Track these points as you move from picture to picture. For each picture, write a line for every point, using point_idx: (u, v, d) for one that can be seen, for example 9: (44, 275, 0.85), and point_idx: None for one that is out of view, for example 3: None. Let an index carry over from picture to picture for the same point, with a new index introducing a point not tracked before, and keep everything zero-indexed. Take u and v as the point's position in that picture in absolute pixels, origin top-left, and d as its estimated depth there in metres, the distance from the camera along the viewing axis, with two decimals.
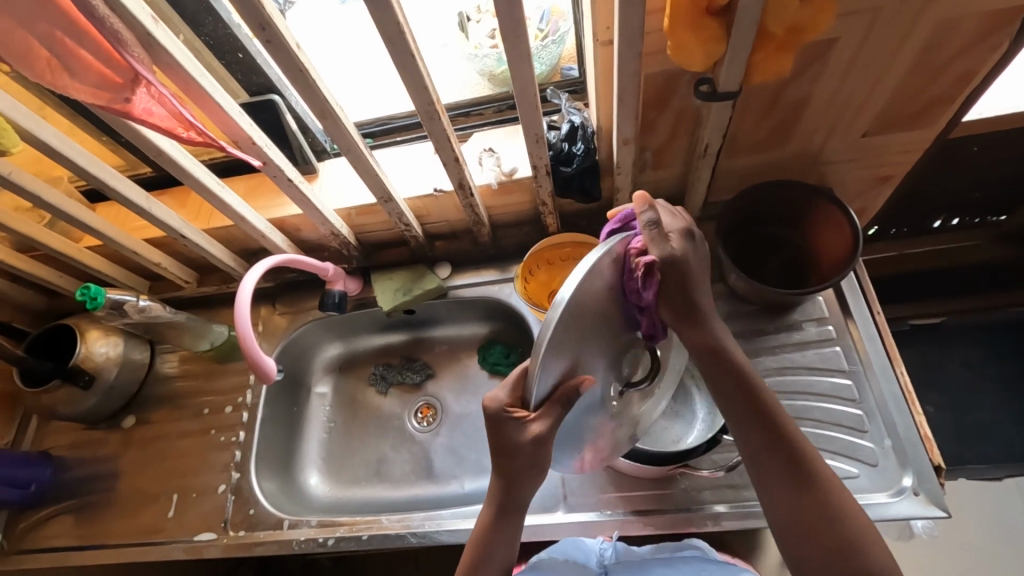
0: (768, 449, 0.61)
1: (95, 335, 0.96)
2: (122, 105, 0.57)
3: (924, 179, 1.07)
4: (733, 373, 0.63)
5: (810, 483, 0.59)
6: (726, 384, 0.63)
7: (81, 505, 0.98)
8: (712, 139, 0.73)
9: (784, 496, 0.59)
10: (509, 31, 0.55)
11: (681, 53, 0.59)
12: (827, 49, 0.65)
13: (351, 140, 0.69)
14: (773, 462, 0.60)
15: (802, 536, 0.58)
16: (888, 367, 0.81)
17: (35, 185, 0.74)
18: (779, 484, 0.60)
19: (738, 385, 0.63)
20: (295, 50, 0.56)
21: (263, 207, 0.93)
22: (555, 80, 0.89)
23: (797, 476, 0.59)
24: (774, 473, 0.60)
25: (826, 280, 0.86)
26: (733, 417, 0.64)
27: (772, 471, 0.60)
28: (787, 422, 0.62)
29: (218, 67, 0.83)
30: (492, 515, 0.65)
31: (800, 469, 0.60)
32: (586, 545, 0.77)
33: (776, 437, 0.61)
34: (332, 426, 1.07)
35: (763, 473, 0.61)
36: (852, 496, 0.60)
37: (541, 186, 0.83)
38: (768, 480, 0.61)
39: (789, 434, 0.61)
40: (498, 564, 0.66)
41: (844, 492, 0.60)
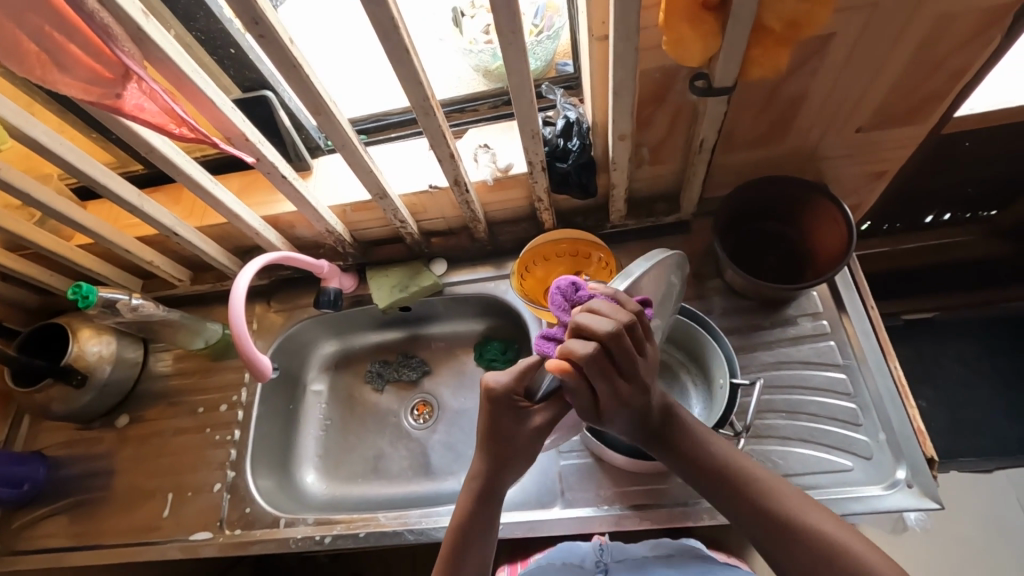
0: (743, 509, 0.60)
1: (88, 333, 0.96)
2: (113, 100, 0.56)
3: (917, 174, 1.08)
4: (697, 443, 0.64)
5: (790, 531, 0.57)
6: (686, 461, 0.64)
7: (75, 504, 0.98)
8: (708, 135, 0.73)
9: (780, 550, 0.58)
10: (504, 26, 0.55)
11: (678, 49, 0.59)
12: (822, 44, 0.65)
13: (346, 136, 0.69)
14: (752, 520, 0.60)
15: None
16: (883, 362, 0.82)
17: (25, 182, 0.73)
18: (771, 542, 0.59)
19: (703, 457, 0.63)
20: (288, 45, 0.56)
21: (257, 204, 0.93)
22: (550, 75, 0.89)
23: (777, 527, 0.58)
24: (759, 528, 0.59)
25: (821, 274, 0.86)
26: (701, 489, 0.64)
27: (757, 529, 0.60)
28: (749, 473, 0.62)
29: (211, 63, 0.82)
30: (472, 504, 0.64)
31: (772, 518, 0.59)
32: (583, 547, 0.78)
33: (699, 439, 0.64)
34: (328, 424, 1.07)
35: (754, 534, 0.60)
36: (830, 517, 0.58)
37: (537, 182, 0.83)
38: (762, 537, 0.59)
39: (753, 487, 0.61)
40: (476, 563, 0.64)
41: (821, 517, 0.58)
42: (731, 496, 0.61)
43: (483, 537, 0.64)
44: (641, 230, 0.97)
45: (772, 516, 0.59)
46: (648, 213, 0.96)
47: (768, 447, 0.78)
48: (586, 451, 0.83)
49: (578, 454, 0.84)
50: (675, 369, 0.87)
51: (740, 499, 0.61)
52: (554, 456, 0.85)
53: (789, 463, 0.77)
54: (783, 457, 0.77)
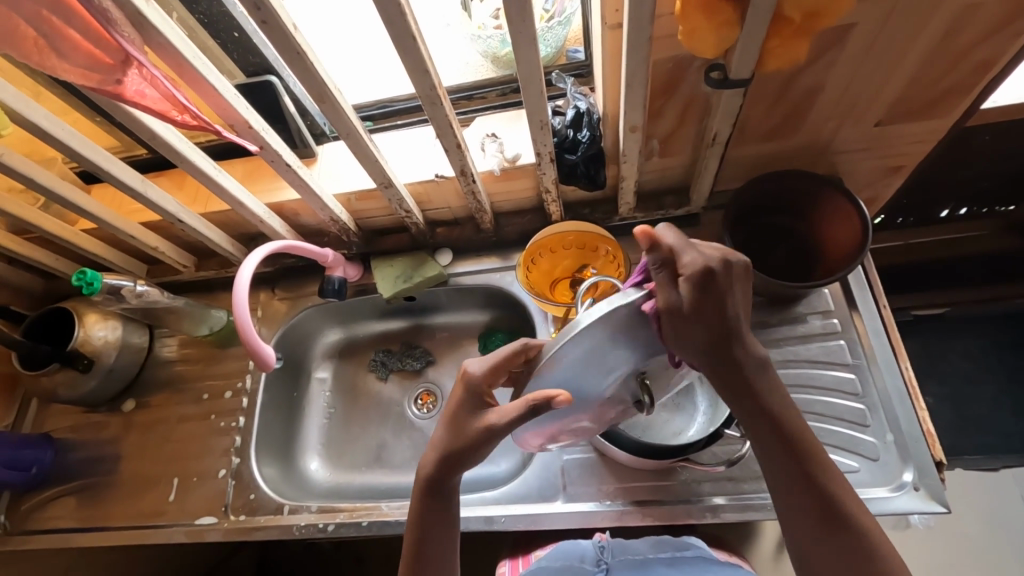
0: (801, 494, 0.57)
1: (93, 318, 0.96)
2: (113, 86, 0.55)
3: (934, 169, 1.05)
4: (764, 407, 0.58)
5: (835, 510, 0.56)
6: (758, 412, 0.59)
7: (83, 487, 0.99)
8: (721, 128, 0.71)
9: (813, 542, 0.57)
10: (514, 14, 0.53)
11: (692, 39, 0.57)
12: (844, 35, 0.63)
13: (351, 125, 0.67)
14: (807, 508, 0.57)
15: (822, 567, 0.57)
16: (893, 362, 0.80)
17: (28, 168, 0.72)
18: (806, 530, 0.57)
19: (777, 425, 0.58)
20: (292, 31, 0.54)
21: (261, 192, 0.92)
22: (560, 63, 0.87)
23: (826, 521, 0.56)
24: (804, 518, 0.57)
25: (833, 272, 0.85)
26: (769, 460, 0.59)
27: (802, 513, 0.57)
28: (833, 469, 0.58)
29: (214, 46, 0.81)
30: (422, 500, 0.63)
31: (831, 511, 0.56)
32: (583, 544, 0.78)
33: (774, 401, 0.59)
34: (332, 412, 1.07)
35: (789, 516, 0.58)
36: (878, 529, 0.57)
37: (545, 173, 0.81)
38: (797, 522, 0.58)
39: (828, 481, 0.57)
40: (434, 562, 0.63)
41: (865, 512, 0.57)
42: (800, 478, 0.57)
43: (443, 531, 0.63)
44: (650, 223, 0.96)
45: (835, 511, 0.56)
46: (658, 206, 0.94)
47: None
48: (590, 446, 0.83)
49: (580, 449, 0.83)
50: None
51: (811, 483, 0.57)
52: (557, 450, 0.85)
53: None
54: None
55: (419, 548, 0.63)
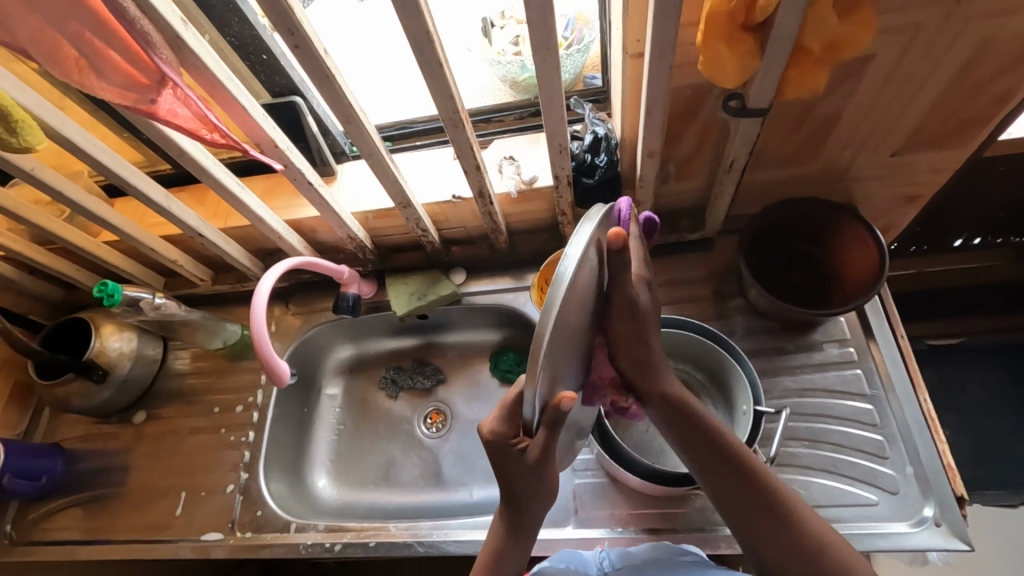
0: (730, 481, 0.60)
1: (110, 329, 0.97)
2: (147, 105, 0.57)
3: (948, 198, 1.06)
4: (689, 418, 0.61)
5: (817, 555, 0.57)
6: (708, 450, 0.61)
7: (91, 498, 0.99)
8: (739, 155, 0.71)
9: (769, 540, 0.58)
10: (539, 42, 0.54)
11: (712, 70, 0.58)
12: (861, 66, 0.64)
13: (374, 145, 0.69)
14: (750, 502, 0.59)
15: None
16: (912, 392, 0.79)
17: (57, 181, 0.74)
18: (764, 524, 0.59)
19: (701, 428, 0.61)
20: (322, 55, 0.56)
21: (281, 208, 0.93)
22: (578, 88, 0.88)
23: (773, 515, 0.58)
24: (754, 517, 0.59)
25: (850, 301, 0.84)
26: (684, 444, 0.62)
27: (744, 514, 0.59)
28: (755, 459, 0.61)
29: (243, 67, 0.83)
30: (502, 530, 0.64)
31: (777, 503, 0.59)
32: (585, 556, 0.73)
33: (736, 453, 0.61)
34: (341, 428, 1.07)
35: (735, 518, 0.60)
36: (813, 509, 0.60)
37: (562, 196, 0.82)
38: (744, 525, 0.60)
39: (762, 476, 0.60)
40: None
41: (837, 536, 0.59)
42: (722, 467, 0.60)
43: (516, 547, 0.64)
44: (665, 247, 0.96)
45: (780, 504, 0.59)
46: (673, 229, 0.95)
47: (789, 476, 0.76)
48: (602, 471, 0.82)
49: (592, 474, 0.82)
50: (695, 390, 0.85)
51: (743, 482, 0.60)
52: (569, 473, 0.83)
53: (811, 493, 0.75)
54: (805, 487, 0.75)
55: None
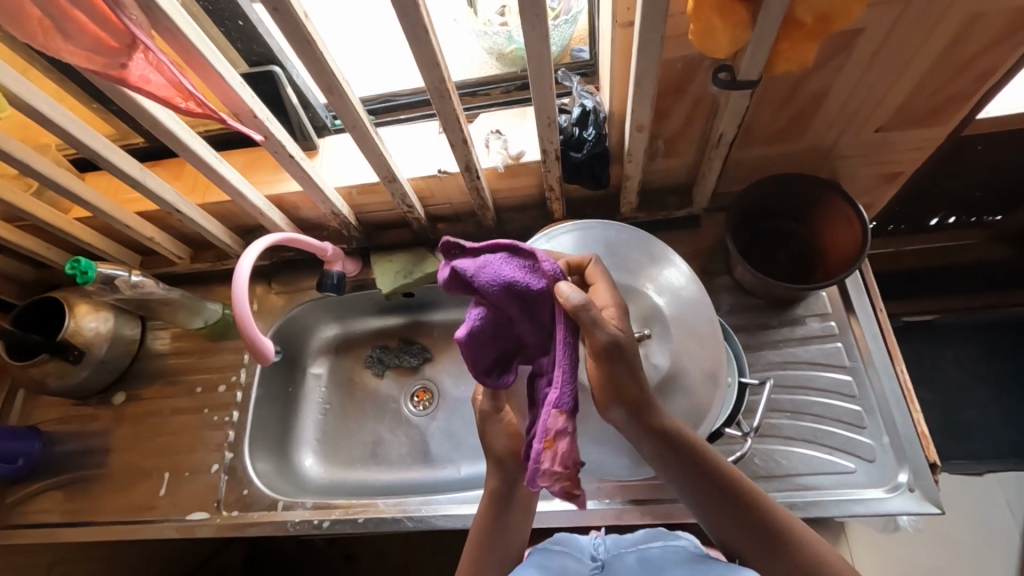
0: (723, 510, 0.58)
1: (85, 309, 0.93)
2: (118, 70, 0.54)
3: (928, 177, 1.08)
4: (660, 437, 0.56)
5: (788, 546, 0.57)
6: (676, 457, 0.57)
7: (71, 481, 0.97)
8: (727, 129, 0.71)
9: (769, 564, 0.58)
10: (529, 9, 0.53)
11: (704, 41, 0.57)
12: (850, 40, 0.63)
13: (357, 116, 0.67)
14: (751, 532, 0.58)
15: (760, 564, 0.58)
16: (890, 365, 0.81)
17: (23, 152, 0.71)
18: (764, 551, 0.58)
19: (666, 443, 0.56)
20: (302, 19, 0.54)
21: (261, 183, 0.90)
22: (566, 61, 0.87)
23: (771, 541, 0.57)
24: (756, 542, 0.58)
25: (832, 276, 0.85)
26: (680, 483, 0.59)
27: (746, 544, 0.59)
28: (717, 459, 0.59)
29: (219, 34, 0.79)
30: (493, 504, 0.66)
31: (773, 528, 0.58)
32: (580, 540, 0.73)
33: (700, 460, 0.58)
34: (327, 408, 1.06)
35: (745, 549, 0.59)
36: (795, 521, 0.59)
37: (550, 171, 0.81)
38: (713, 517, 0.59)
39: (741, 495, 0.58)
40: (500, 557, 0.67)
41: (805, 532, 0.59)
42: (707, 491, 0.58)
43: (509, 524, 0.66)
44: (652, 223, 0.96)
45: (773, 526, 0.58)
46: (660, 206, 0.95)
47: (771, 447, 0.78)
48: None
49: None
50: None
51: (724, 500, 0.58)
52: None
53: (791, 463, 0.77)
54: (785, 457, 0.78)
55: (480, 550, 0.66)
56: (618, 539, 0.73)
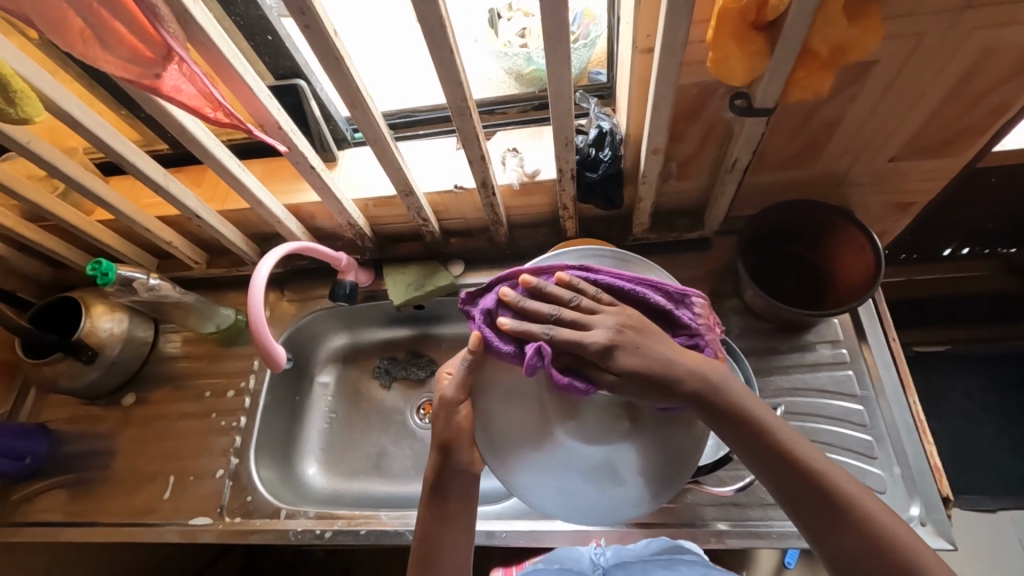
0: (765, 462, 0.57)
1: (100, 310, 0.95)
2: (151, 80, 0.56)
3: (941, 209, 1.08)
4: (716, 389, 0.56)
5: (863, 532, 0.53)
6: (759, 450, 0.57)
7: (76, 481, 0.97)
8: (742, 154, 0.72)
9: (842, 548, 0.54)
10: (551, 32, 0.54)
11: (721, 67, 0.58)
12: (865, 71, 0.64)
13: (379, 131, 0.68)
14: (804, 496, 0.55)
15: (856, 563, 0.54)
16: (901, 395, 0.81)
17: (53, 155, 0.73)
18: (824, 520, 0.55)
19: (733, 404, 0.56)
20: (332, 36, 0.55)
21: (280, 192, 0.92)
22: (583, 83, 0.88)
23: (830, 511, 0.55)
24: (814, 514, 0.55)
25: (844, 303, 0.85)
26: (718, 430, 0.58)
27: (802, 509, 0.56)
28: (807, 450, 0.57)
29: (247, 47, 0.81)
30: (428, 498, 0.65)
31: (828, 500, 0.55)
32: (583, 551, 0.77)
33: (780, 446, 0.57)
34: (333, 417, 1.06)
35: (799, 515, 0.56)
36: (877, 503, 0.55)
37: (565, 190, 0.82)
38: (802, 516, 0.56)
39: (828, 480, 0.55)
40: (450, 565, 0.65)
41: (880, 508, 0.54)
42: (755, 443, 0.57)
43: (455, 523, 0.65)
44: (663, 244, 0.96)
45: (830, 494, 0.55)
46: (672, 229, 0.95)
47: None
48: None
49: None
50: None
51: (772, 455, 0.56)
52: None
53: None
54: None
55: (430, 553, 0.64)
56: (619, 550, 0.76)
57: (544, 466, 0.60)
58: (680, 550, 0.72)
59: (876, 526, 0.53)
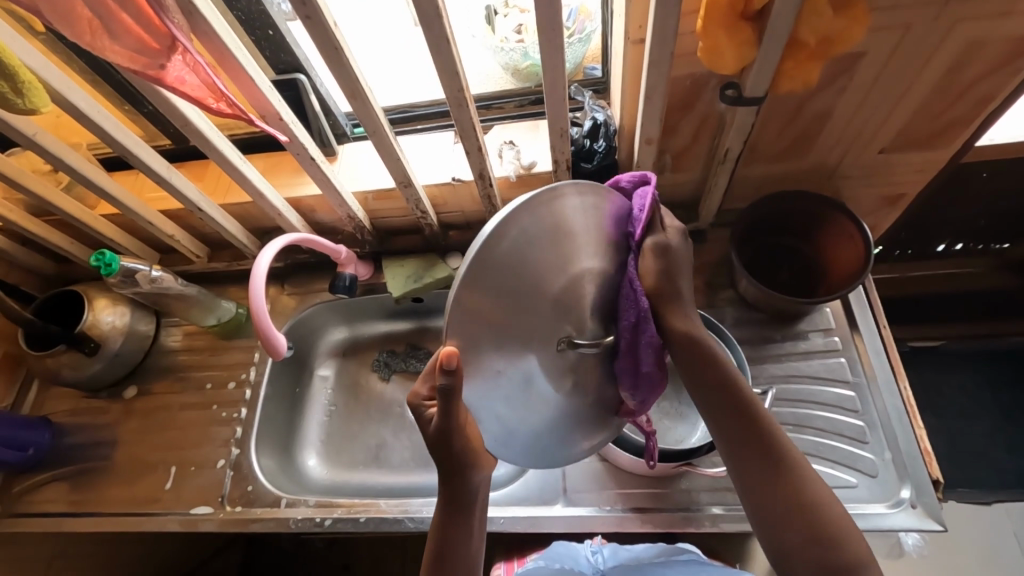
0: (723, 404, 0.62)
1: (103, 303, 0.97)
2: (156, 71, 0.57)
3: (933, 204, 1.09)
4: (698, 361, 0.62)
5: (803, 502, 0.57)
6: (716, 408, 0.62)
7: (78, 472, 0.98)
8: (734, 145, 0.73)
9: (775, 504, 0.58)
10: (545, 24, 0.56)
11: (712, 57, 0.60)
12: (853, 62, 0.66)
13: (378, 123, 0.70)
14: (756, 455, 0.60)
15: (783, 522, 0.58)
16: (893, 382, 0.82)
17: (58, 147, 0.74)
18: (751, 462, 0.60)
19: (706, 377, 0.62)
20: (332, 27, 0.57)
21: (282, 186, 0.94)
22: (579, 78, 0.90)
23: (766, 459, 0.59)
24: (750, 469, 0.60)
25: (835, 292, 0.87)
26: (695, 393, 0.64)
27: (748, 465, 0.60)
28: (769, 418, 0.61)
29: (249, 43, 0.83)
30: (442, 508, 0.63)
31: (773, 451, 0.59)
32: (580, 551, 0.76)
33: (742, 405, 0.61)
34: (332, 409, 1.07)
35: (732, 454, 0.61)
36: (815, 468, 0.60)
37: (561, 181, 0.84)
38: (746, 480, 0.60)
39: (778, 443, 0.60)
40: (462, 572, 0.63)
41: (817, 480, 0.59)
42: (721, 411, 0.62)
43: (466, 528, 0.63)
44: None
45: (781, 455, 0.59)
46: None
47: None
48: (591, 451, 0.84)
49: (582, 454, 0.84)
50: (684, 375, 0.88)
51: (746, 410, 0.61)
52: None
53: None
54: None
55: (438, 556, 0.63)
56: (618, 552, 0.75)
57: (492, 383, 0.52)
58: (676, 551, 0.73)
59: (818, 505, 0.57)
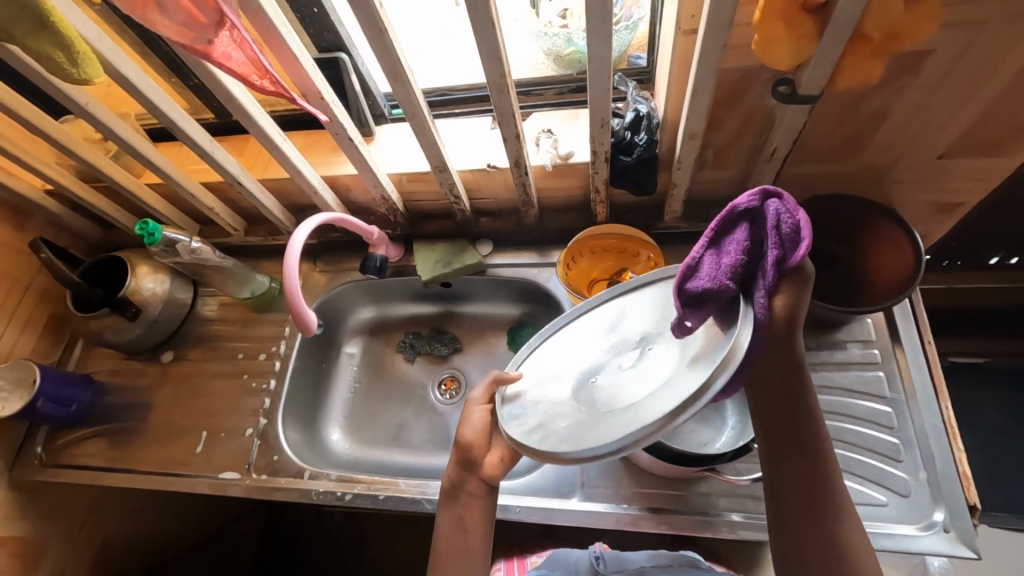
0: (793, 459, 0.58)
1: (144, 270, 1.00)
2: (204, 45, 0.58)
3: (990, 214, 1.03)
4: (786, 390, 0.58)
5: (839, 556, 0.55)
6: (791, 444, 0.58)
7: (116, 430, 1.03)
8: (782, 143, 0.71)
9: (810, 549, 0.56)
10: (594, 10, 0.54)
11: (767, 51, 0.57)
12: (919, 60, 0.62)
13: (417, 106, 0.69)
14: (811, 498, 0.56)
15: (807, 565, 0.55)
16: (933, 400, 0.78)
17: (108, 116, 0.76)
18: (797, 500, 0.57)
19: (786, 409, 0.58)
20: (377, 7, 0.56)
21: (319, 163, 0.95)
22: (622, 67, 0.87)
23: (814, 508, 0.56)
24: (801, 529, 0.56)
25: (879, 302, 0.83)
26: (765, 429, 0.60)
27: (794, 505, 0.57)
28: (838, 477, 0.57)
29: (293, 20, 0.83)
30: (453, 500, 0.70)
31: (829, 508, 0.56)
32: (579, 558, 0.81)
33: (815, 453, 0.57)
34: (357, 387, 1.10)
35: (776, 511, 0.58)
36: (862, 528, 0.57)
37: (598, 173, 0.82)
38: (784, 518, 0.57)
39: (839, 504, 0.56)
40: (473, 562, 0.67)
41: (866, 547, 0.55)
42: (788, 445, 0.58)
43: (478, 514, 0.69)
44: (694, 235, 0.95)
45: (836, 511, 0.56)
46: (704, 219, 0.94)
47: None
48: None
49: None
50: None
51: (814, 461, 0.57)
52: None
53: None
54: None
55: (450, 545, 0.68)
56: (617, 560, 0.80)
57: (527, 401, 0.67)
58: (683, 561, 0.77)
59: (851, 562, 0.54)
